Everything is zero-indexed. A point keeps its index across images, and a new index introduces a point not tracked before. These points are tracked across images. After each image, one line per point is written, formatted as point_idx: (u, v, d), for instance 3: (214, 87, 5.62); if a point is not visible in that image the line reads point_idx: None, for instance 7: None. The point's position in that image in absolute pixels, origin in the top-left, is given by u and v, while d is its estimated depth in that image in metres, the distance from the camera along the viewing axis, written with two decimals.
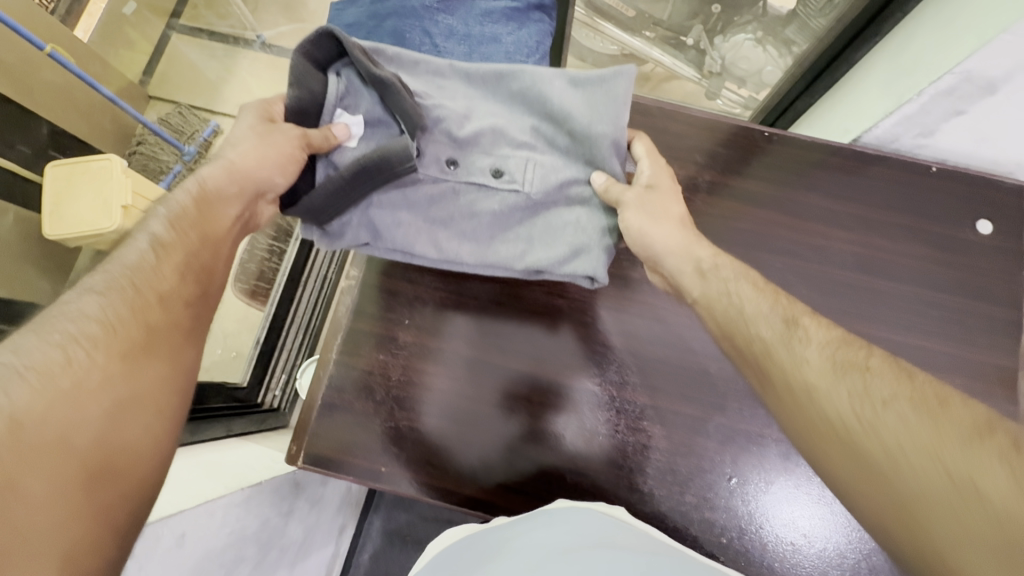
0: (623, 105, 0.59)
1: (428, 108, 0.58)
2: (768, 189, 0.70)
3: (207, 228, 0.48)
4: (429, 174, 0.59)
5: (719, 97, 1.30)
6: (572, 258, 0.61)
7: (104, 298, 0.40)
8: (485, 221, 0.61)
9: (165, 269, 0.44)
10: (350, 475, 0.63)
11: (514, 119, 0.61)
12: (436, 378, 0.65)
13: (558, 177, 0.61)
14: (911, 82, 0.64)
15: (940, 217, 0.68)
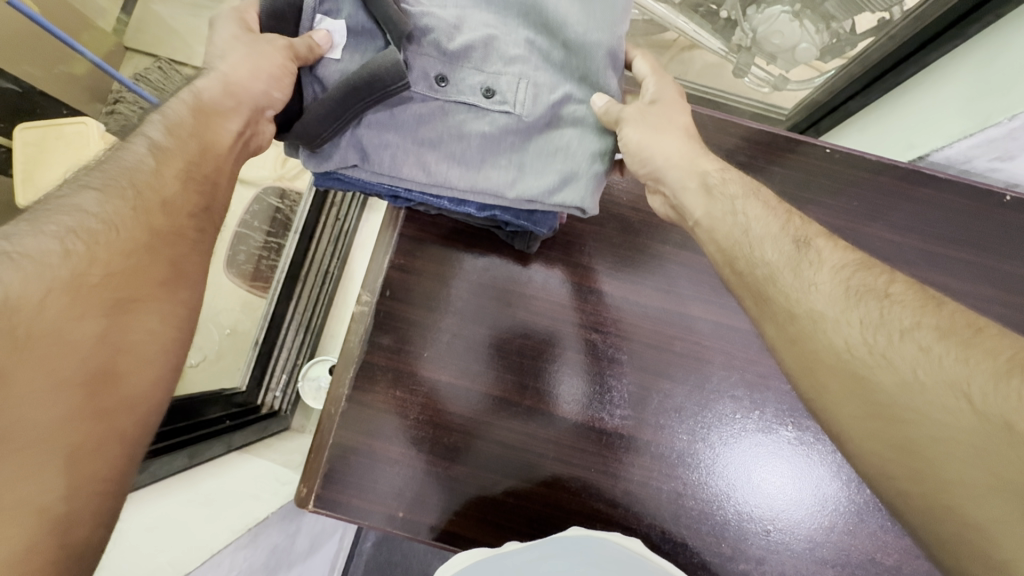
0: (623, 13, 0.50)
1: (415, 16, 0.47)
2: (835, 220, 0.64)
3: (209, 140, 0.39)
4: (418, 93, 0.48)
5: (747, 74, 1.16)
6: (561, 182, 0.49)
7: (101, 194, 0.33)
8: (475, 146, 0.49)
9: (162, 167, 0.36)
10: (365, 521, 0.58)
11: (504, 26, 0.49)
12: (458, 416, 0.60)
13: (552, 95, 0.49)
14: (1001, 103, 0.57)
15: (1011, 254, 0.63)
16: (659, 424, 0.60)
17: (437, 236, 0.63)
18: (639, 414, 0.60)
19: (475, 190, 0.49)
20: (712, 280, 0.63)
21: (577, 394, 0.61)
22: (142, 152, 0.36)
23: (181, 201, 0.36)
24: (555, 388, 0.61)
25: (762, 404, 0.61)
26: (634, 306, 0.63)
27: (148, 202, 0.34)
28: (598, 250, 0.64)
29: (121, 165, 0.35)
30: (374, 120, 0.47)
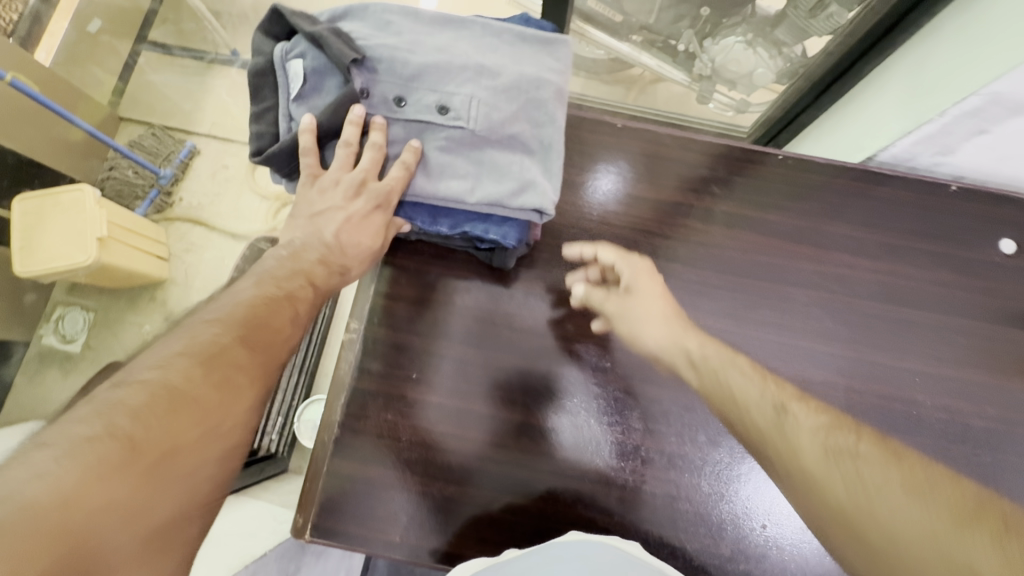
0: (565, 69, 0.55)
1: (369, 47, 0.50)
2: (798, 222, 0.68)
3: (327, 290, 0.52)
4: (377, 115, 0.51)
5: (710, 100, 1.25)
6: (517, 189, 0.51)
7: (214, 326, 0.43)
8: (434, 160, 0.52)
9: (286, 316, 0.47)
10: (364, 548, 0.58)
11: (457, 54, 0.52)
12: (450, 436, 0.61)
13: (503, 116, 0.51)
14: (929, 103, 0.61)
15: (965, 241, 0.66)
16: (648, 430, 0.61)
17: (425, 263, 0.66)
18: (626, 430, 0.61)
19: (435, 198, 0.52)
20: (687, 284, 0.66)
21: (578, 430, 0.61)
22: (281, 296, 0.47)
23: (284, 342, 0.46)
24: (546, 413, 0.62)
25: None
26: None
27: (255, 330, 0.44)
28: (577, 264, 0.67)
29: (245, 302, 0.46)
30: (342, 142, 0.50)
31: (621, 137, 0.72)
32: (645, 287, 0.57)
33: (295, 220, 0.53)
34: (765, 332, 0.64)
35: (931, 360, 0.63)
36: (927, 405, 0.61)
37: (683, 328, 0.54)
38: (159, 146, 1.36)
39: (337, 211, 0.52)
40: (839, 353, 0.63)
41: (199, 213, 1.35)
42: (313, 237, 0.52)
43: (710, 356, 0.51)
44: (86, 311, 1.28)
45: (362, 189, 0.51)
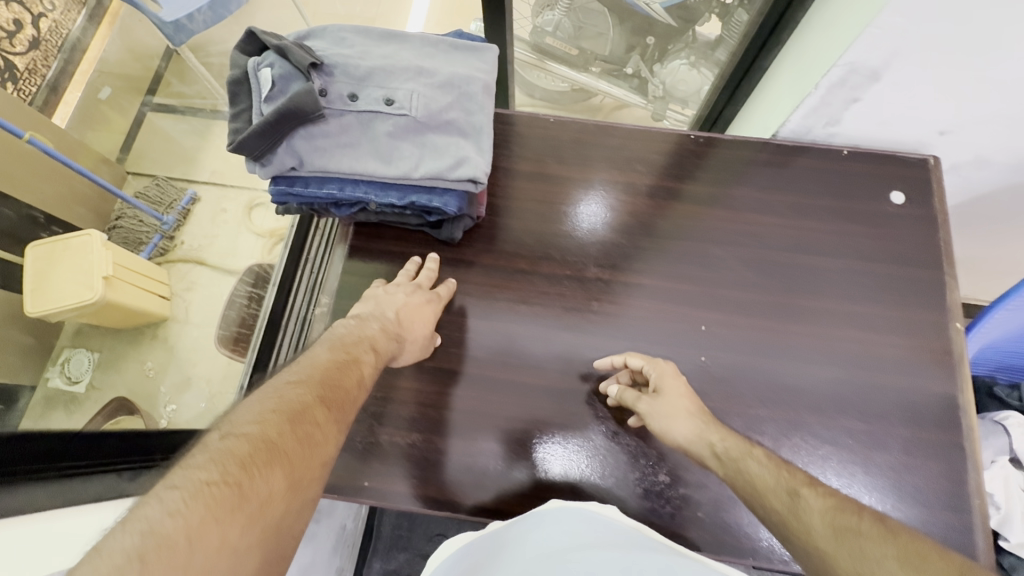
0: (492, 67, 0.65)
1: (326, 57, 0.61)
2: (705, 189, 0.75)
3: (384, 357, 0.59)
4: (334, 109, 0.60)
5: (666, 117, 1.40)
6: (454, 163, 0.60)
7: (297, 386, 0.47)
8: (383, 144, 0.61)
9: (355, 378, 0.53)
10: (336, 494, 0.64)
11: (399, 59, 0.63)
12: (410, 391, 0.68)
13: (440, 104, 0.61)
14: (806, 79, 0.71)
15: (861, 196, 0.75)
16: (640, 467, 0.64)
17: (382, 241, 0.73)
18: (619, 472, 0.64)
19: (385, 175, 0.60)
20: (620, 249, 0.73)
21: (572, 475, 0.64)
22: (349, 363, 0.54)
23: (352, 403, 0.51)
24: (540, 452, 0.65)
25: (679, 348, 0.68)
26: (555, 278, 0.72)
27: (329, 389, 0.49)
28: (519, 236, 0.74)
29: (322, 367, 0.51)
30: (303, 134, 0.60)
31: (553, 130, 0.80)
32: (673, 388, 0.61)
33: (363, 305, 0.64)
34: (692, 285, 0.71)
35: (844, 299, 0.70)
36: (840, 338, 0.68)
37: (706, 424, 0.58)
38: (163, 195, 1.47)
39: (400, 298, 0.65)
40: (756, 298, 0.70)
41: (200, 254, 1.44)
42: (379, 312, 0.63)
43: (733, 449, 0.55)
44: (90, 352, 1.15)
45: (421, 289, 0.68)
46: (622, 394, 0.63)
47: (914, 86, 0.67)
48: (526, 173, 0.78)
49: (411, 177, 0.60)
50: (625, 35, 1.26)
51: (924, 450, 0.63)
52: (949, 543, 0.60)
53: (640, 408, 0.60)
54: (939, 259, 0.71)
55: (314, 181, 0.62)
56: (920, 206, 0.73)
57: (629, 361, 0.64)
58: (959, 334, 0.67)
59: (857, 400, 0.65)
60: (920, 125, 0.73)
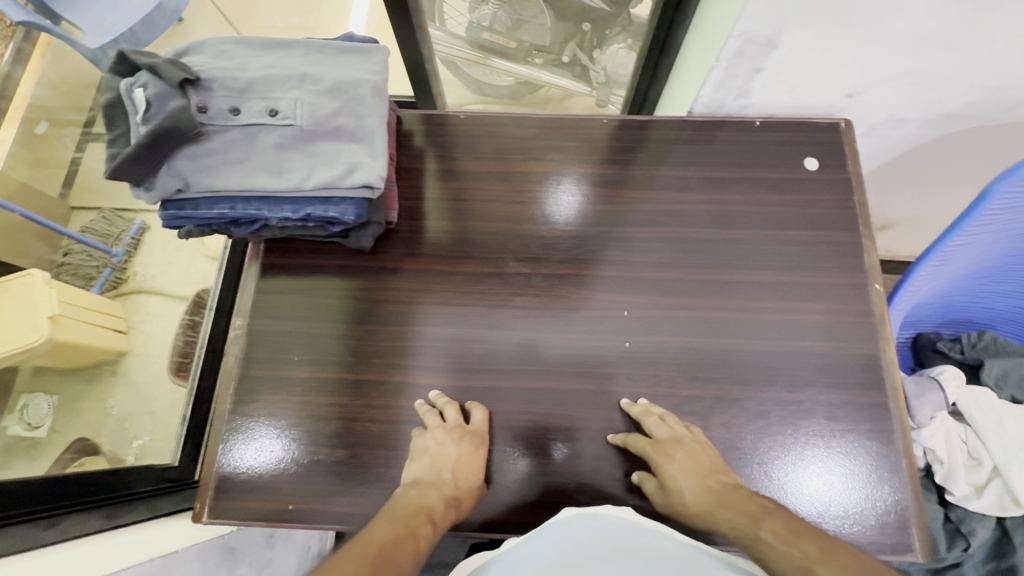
0: (383, 69, 0.63)
1: (204, 71, 0.59)
2: (622, 172, 0.75)
3: (443, 523, 0.53)
4: (216, 125, 0.58)
5: (610, 104, 1.32)
6: (346, 170, 0.58)
7: (352, 558, 0.42)
8: (271, 157, 0.58)
9: (410, 550, 0.46)
10: (261, 520, 0.62)
11: (283, 67, 0.60)
12: (333, 406, 0.65)
13: (327, 110, 0.59)
14: (708, 53, 0.70)
15: (776, 164, 0.74)
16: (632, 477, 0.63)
17: (295, 255, 0.71)
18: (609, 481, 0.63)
19: (276, 189, 0.58)
20: (539, 241, 0.71)
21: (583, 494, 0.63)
22: (407, 534, 0.48)
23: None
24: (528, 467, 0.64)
25: (606, 334, 0.67)
26: (475, 277, 0.70)
27: (386, 564, 0.43)
28: (436, 236, 0.72)
29: (377, 539, 0.46)
30: (187, 154, 0.58)
31: (466, 126, 0.78)
32: (676, 478, 0.56)
33: (415, 462, 0.60)
34: (614, 270, 0.70)
35: (765, 271, 0.69)
36: (764, 310, 0.67)
37: (712, 511, 0.51)
38: (111, 226, 1.43)
39: (452, 451, 0.60)
40: (678, 277, 0.69)
41: (154, 284, 1.40)
42: (433, 475, 0.58)
43: (742, 535, 0.47)
44: (47, 395, 1.14)
45: (467, 433, 0.62)
46: (643, 483, 0.60)
47: (812, 52, 0.66)
48: (439, 172, 0.76)
49: (303, 188, 0.58)
50: (564, 24, 1.26)
51: (852, 415, 0.63)
52: (882, 517, 0.60)
53: (658, 503, 0.58)
54: (855, 222, 0.71)
55: (204, 202, 0.59)
56: (835, 170, 0.73)
57: (627, 444, 0.62)
58: (879, 296, 0.67)
59: (784, 371, 0.65)
60: (829, 89, 0.73)
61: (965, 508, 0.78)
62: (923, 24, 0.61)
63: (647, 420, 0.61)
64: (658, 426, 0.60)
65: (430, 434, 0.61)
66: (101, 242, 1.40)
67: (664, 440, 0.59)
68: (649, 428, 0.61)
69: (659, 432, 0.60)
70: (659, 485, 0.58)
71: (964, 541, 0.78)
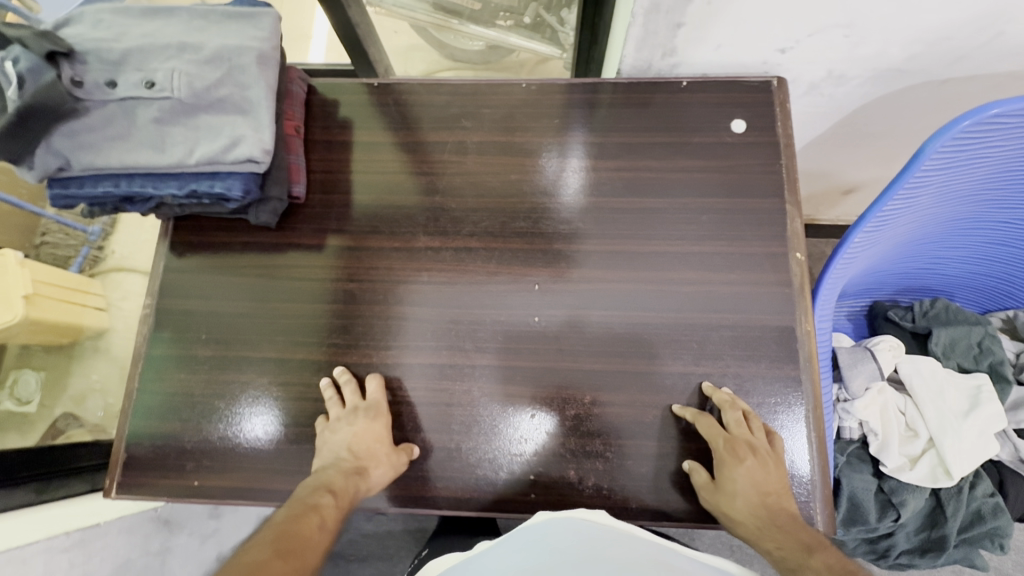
0: (271, 35, 0.61)
1: (77, 43, 0.57)
2: (540, 139, 0.72)
3: (348, 493, 0.57)
4: (93, 100, 0.56)
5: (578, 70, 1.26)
6: (228, 144, 0.56)
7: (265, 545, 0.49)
8: (153, 132, 0.57)
9: (313, 524, 0.52)
10: (167, 495, 0.64)
11: (162, 36, 0.58)
12: (238, 384, 0.66)
13: (206, 81, 0.57)
14: (624, 9, 0.65)
15: (699, 128, 0.71)
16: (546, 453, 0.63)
17: (201, 232, 0.70)
18: (548, 462, 0.63)
19: (158, 166, 0.57)
20: (448, 214, 0.70)
21: (517, 474, 0.63)
22: (306, 511, 0.54)
23: (314, 549, 0.50)
24: (477, 448, 0.64)
25: (513, 308, 0.67)
26: (382, 252, 0.69)
27: (290, 544, 0.49)
28: (344, 211, 0.71)
29: (277, 526, 0.52)
30: (65, 131, 0.56)
31: (379, 94, 0.75)
32: (734, 479, 0.56)
33: (319, 457, 0.62)
34: (524, 243, 0.68)
35: (679, 241, 0.67)
36: (676, 281, 0.66)
37: (761, 526, 0.53)
38: None
39: (344, 432, 0.61)
40: (587, 249, 0.68)
41: (132, 262, 1.41)
42: (333, 456, 0.60)
43: (790, 557, 0.49)
44: (35, 371, 1.25)
45: (359, 411, 0.62)
46: (694, 474, 0.60)
47: (732, 4, 0.62)
48: (350, 143, 0.74)
49: (185, 164, 0.57)
50: None
51: (758, 388, 0.62)
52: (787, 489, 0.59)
53: (703, 497, 0.59)
54: (778, 188, 0.67)
55: (89, 180, 0.58)
56: (761, 132, 0.70)
57: (698, 422, 0.60)
58: (800, 266, 0.65)
59: (693, 344, 0.64)
60: (757, 43, 0.68)
61: (897, 480, 0.76)
62: None
63: (731, 414, 0.59)
64: (735, 423, 0.59)
65: (329, 426, 0.62)
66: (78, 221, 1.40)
67: (738, 439, 0.58)
68: (725, 422, 0.60)
69: (736, 431, 0.58)
70: (710, 478, 0.59)
71: (894, 512, 0.77)
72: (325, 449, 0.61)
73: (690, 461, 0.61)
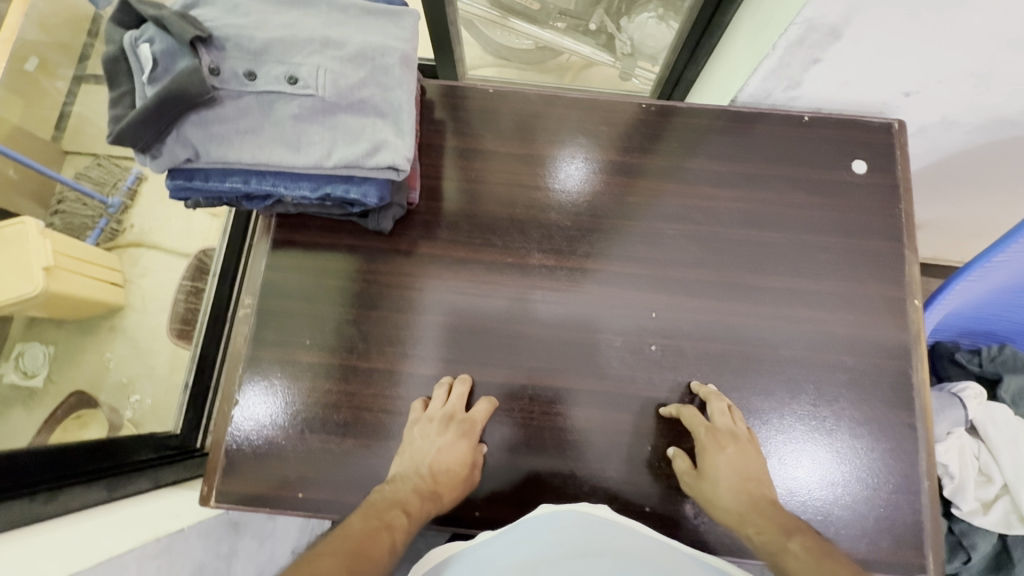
0: (411, 38, 0.58)
1: (215, 28, 0.53)
2: (661, 162, 0.71)
3: (421, 515, 0.54)
4: (229, 91, 0.53)
5: (634, 77, 1.05)
6: (370, 150, 0.54)
7: (326, 557, 0.44)
8: (290, 129, 0.54)
9: (381, 546, 0.48)
10: (266, 507, 0.62)
11: (304, 29, 0.55)
12: (342, 394, 0.64)
13: (350, 80, 0.54)
14: (762, 39, 0.63)
15: (820, 164, 0.71)
16: (662, 485, 0.63)
17: (306, 231, 0.68)
18: (660, 494, 0.63)
19: (294, 167, 0.54)
20: (563, 232, 0.69)
21: (632, 503, 0.63)
22: (377, 529, 0.49)
23: (376, 572, 0.46)
24: (589, 472, 0.63)
25: (626, 332, 0.66)
26: (495, 266, 0.68)
27: (354, 563, 0.45)
28: (456, 221, 0.69)
29: (347, 538, 0.48)
30: (197, 120, 0.53)
31: (492, 101, 0.73)
32: (716, 468, 0.57)
33: (397, 459, 0.60)
34: (644, 268, 0.67)
35: (798, 278, 0.67)
36: (793, 320, 0.65)
37: (744, 512, 0.54)
38: (107, 173, 1.21)
39: (431, 445, 0.59)
40: (703, 279, 0.67)
41: (156, 237, 1.21)
42: (412, 466, 0.58)
43: (771, 543, 0.50)
44: (43, 345, 1.04)
45: (452, 421, 0.60)
46: (676, 459, 0.61)
47: (876, 46, 0.61)
48: (462, 150, 0.72)
49: (322, 165, 0.54)
50: None
51: (872, 433, 0.63)
52: (900, 533, 0.60)
53: (685, 482, 0.60)
54: (899, 232, 0.67)
55: (216, 174, 0.55)
56: (881, 174, 0.70)
57: (681, 415, 0.62)
58: (917, 313, 0.65)
59: (808, 385, 0.64)
60: (884, 86, 0.68)
61: (969, 523, 0.78)
62: (997, 22, 0.56)
63: (715, 404, 0.61)
64: (721, 414, 0.60)
65: (420, 422, 0.61)
66: (97, 191, 1.20)
67: (719, 429, 0.59)
68: (711, 412, 0.61)
69: (720, 420, 0.60)
70: (692, 465, 0.60)
71: (964, 554, 0.80)
72: (401, 460, 0.59)
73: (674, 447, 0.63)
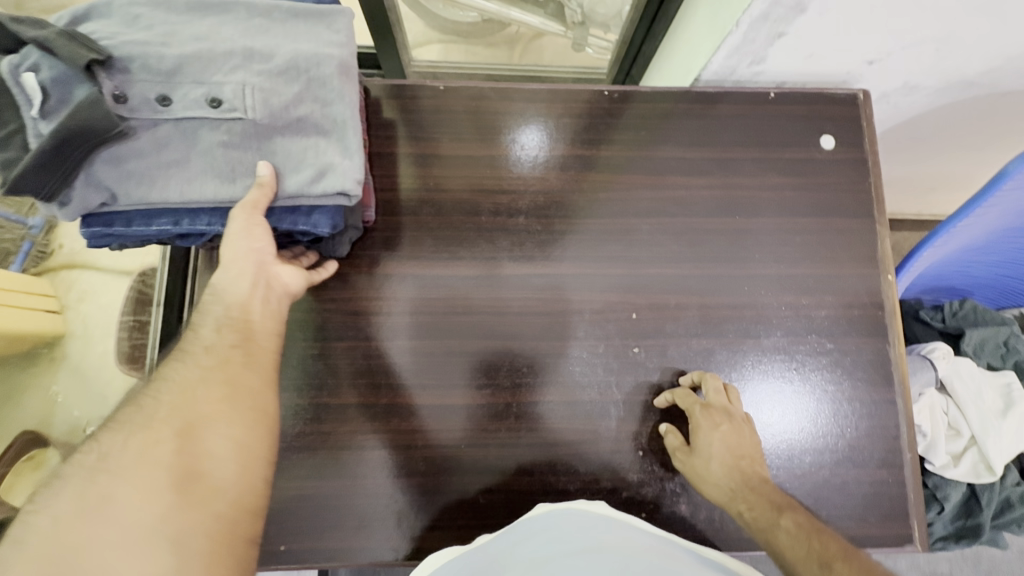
0: (347, 41, 0.52)
1: (114, 46, 0.45)
2: (628, 152, 0.68)
3: (244, 325, 0.48)
4: (142, 120, 0.46)
5: (587, 46, 0.98)
6: (313, 175, 0.48)
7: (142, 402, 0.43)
8: (219, 157, 0.47)
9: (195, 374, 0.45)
10: None
11: (222, 40, 0.48)
12: (316, 434, 0.59)
13: (283, 97, 0.48)
14: (722, 15, 0.59)
15: (789, 143, 0.69)
16: (659, 488, 0.61)
17: None
18: (658, 497, 0.61)
19: (229, 201, 0.48)
20: (534, 237, 0.65)
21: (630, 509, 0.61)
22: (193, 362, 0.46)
23: (196, 405, 0.43)
24: (586, 483, 0.61)
25: (607, 336, 0.63)
26: (466, 280, 0.63)
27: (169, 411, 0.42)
28: (419, 235, 0.64)
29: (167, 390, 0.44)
30: (107, 157, 0.45)
31: (445, 100, 0.67)
32: (711, 443, 0.57)
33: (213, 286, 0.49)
34: (620, 268, 0.65)
35: (776, 264, 0.66)
36: (773, 309, 0.64)
37: (735, 489, 0.54)
38: None
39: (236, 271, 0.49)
40: (681, 273, 0.65)
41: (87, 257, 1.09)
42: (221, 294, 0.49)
43: (762, 519, 0.51)
44: None
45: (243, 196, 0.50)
46: (667, 436, 0.60)
47: (842, 18, 0.58)
48: (418, 157, 0.66)
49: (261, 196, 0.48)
50: None
51: (857, 412, 0.63)
52: (889, 508, 0.61)
53: (676, 459, 0.59)
54: (869, 208, 0.67)
55: (139, 217, 0.48)
56: (849, 149, 0.69)
57: (675, 400, 0.60)
58: (891, 287, 0.65)
59: (792, 371, 0.64)
60: (848, 56, 0.66)
61: (941, 476, 0.82)
62: None
63: (712, 383, 0.60)
64: (716, 392, 0.60)
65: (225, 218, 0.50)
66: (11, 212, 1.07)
67: (715, 406, 0.59)
68: (706, 391, 0.60)
69: (715, 399, 0.59)
70: (684, 441, 0.59)
71: (937, 505, 0.83)
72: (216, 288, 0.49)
73: (667, 424, 0.61)
